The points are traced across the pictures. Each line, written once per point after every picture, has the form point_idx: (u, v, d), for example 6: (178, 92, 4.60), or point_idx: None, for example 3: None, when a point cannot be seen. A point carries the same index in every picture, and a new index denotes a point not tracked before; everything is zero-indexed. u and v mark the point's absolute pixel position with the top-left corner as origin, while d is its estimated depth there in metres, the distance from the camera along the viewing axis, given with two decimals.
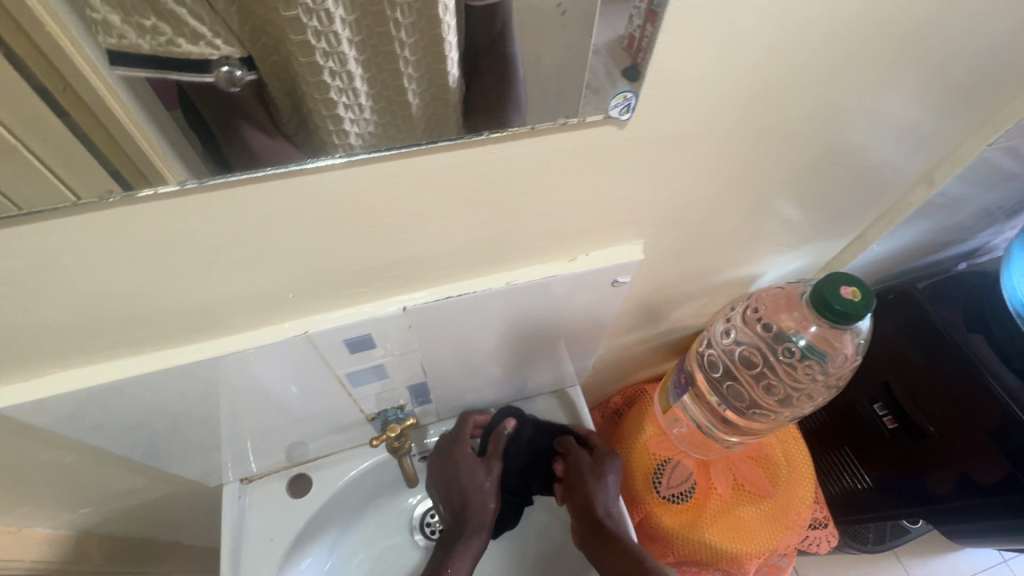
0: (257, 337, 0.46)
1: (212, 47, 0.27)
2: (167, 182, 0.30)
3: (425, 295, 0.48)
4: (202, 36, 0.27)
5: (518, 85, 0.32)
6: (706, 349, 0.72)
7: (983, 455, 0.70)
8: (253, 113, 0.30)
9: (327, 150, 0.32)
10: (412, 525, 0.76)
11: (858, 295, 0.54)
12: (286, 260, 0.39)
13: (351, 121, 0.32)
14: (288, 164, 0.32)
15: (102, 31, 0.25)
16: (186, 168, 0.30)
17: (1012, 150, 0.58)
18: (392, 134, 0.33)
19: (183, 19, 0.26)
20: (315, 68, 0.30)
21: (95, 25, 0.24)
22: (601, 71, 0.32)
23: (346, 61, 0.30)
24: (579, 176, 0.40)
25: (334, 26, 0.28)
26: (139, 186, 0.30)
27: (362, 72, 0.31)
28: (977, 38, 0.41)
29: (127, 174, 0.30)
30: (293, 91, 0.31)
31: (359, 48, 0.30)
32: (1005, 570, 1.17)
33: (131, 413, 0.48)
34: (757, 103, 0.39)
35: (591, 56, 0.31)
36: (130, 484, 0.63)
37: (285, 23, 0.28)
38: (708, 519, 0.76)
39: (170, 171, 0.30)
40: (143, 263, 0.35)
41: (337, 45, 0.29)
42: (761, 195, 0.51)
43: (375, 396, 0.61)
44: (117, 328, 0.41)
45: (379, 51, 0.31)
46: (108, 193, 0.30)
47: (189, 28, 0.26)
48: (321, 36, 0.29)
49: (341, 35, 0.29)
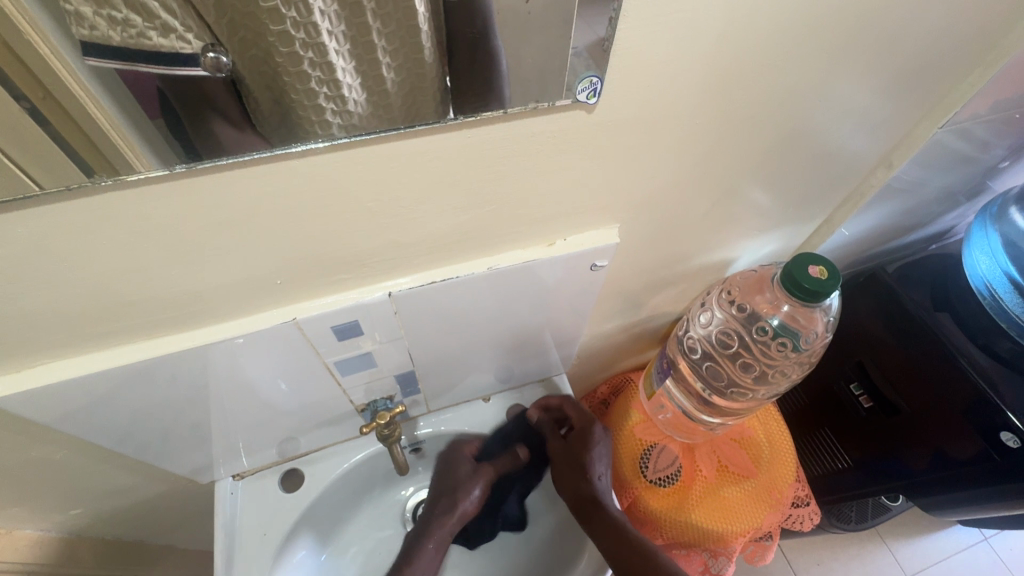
0: (246, 326, 0.47)
1: (182, 41, 0.28)
2: (136, 172, 0.31)
3: (409, 281, 0.49)
4: (174, 30, 0.28)
5: (502, 78, 0.34)
6: (687, 334, 0.74)
7: (958, 431, 0.72)
8: (221, 106, 0.31)
9: (303, 134, 0.33)
10: (404, 518, 0.77)
11: (826, 274, 0.56)
12: (272, 246, 0.41)
13: (333, 112, 0.33)
14: (273, 148, 0.33)
15: (73, 23, 0.25)
16: (155, 157, 0.31)
17: (964, 133, 0.61)
18: (371, 123, 0.34)
19: (154, 11, 0.27)
20: (295, 58, 0.31)
21: (67, 16, 0.25)
22: (572, 73, 0.35)
23: (326, 52, 0.31)
24: (553, 161, 0.42)
25: (312, 17, 0.30)
26: (104, 174, 0.31)
27: (344, 63, 0.32)
28: (918, 27, 0.44)
29: (95, 165, 0.30)
30: (274, 83, 0.32)
31: (341, 39, 0.31)
32: (985, 547, 1.21)
33: (116, 407, 0.49)
34: (716, 88, 0.41)
35: (571, 58, 0.34)
36: (118, 483, 0.63)
37: (264, 14, 0.29)
38: (694, 500, 0.78)
39: (141, 161, 0.31)
40: (134, 248, 0.37)
41: (316, 35, 0.30)
42: (730, 179, 0.53)
43: (364, 386, 0.62)
44: (106, 317, 0.41)
45: (360, 42, 0.32)
46: (75, 183, 0.31)
47: (161, 21, 0.27)
48: (300, 27, 0.30)
49: (320, 26, 0.30)
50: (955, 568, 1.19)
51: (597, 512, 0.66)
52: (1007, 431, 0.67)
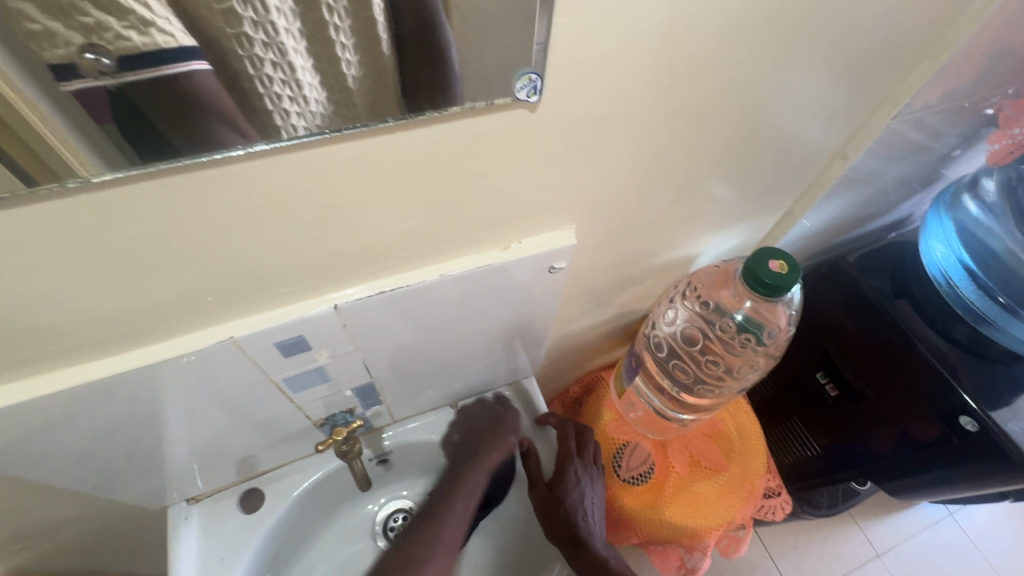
0: (181, 346, 0.44)
1: (165, 34, 0.26)
2: (78, 176, 0.28)
3: (357, 292, 0.47)
4: (150, 23, 0.26)
5: (456, 82, 0.33)
6: (653, 331, 0.73)
7: (918, 414, 0.73)
8: (210, 107, 0.29)
9: (269, 134, 0.31)
10: (374, 531, 0.76)
11: (786, 268, 0.56)
12: (202, 261, 0.38)
13: (296, 114, 0.32)
14: (195, 155, 0.30)
15: (47, 45, 0.24)
16: (100, 159, 0.28)
17: (918, 122, 0.62)
18: (337, 125, 0.32)
19: (128, 7, 0.25)
20: (255, 60, 0.30)
21: (38, 38, 0.24)
22: (509, 71, 0.33)
23: (287, 52, 0.30)
24: (501, 163, 0.40)
25: (270, 16, 0.29)
26: (46, 182, 0.28)
27: (304, 62, 0.31)
28: (867, 17, 0.44)
29: (32, 170, 0.27)
30: (236, 86, 0.30)
31: (299, 36, 0.30)
32: (950, 522, 1.25)
33: (44, 440, 0.45)
34: (666, 84, 0.40)
35: (535, 54, 0.32)
36: (61, 516, 0.59)
37: (220, 17, 0.28)
38: (667, 497, 0.78)
39: (84, 164, 0.28)
40: (42, 272, 0.33)
41: (275, 35, 0.29)
42: (688, 174, 0.52)
43: (321, 401, 0.60)
44: (21, 345, 0.37)
45: (318, 39, 0.31)
46: (11, 191, 0.27)
47: (135, 16, 0.25)
48: (259, 27, 0.29)
49: (278, 25, 0.29)
50: (923, 544, 1.22)
51: (583, 554, 0.65)
52: (966, 416, 0.68)
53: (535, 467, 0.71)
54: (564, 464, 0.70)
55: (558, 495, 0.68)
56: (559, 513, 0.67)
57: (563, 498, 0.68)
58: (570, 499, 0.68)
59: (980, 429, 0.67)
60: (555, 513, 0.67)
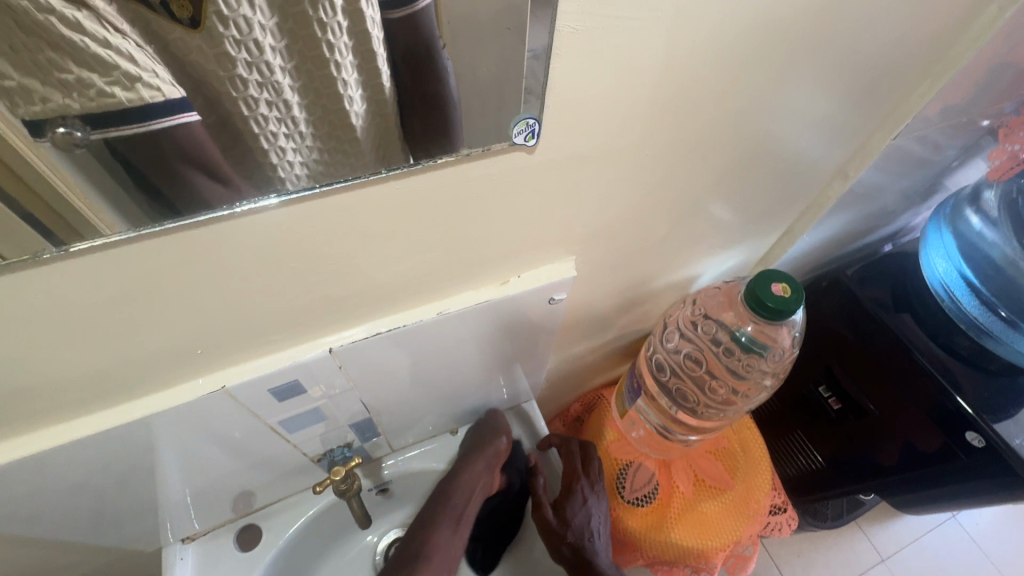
0: (171, 398, 0.42)
1: (151, 88, 0.26)
2: (102, 235, 0.28)
3: (352, 334, 0.46)
4: (137, 78, 0.26)
5: (453, 109, 0.32)
6: (653, 353, 0.73)
7: (921, 426, 0.73)
8: (200, 159, 0.29)
9: (266, 182, 0.31)
10: (376, 562, 0.74)
11: (789, 291, 0.55)
12: (191, 316, 0.36)
13: (293, 150, 0.32)
14: (194, 215, 0.29)
15: (21, 100, 0.23)
16: (121, 217, 0.28)
17: (918, 138, 0.61)
18: (337, 160, 0.33)
19: (113, 63, 0.25)
20: (249, 101, 0.30)
21: (13, 94, 0.23)
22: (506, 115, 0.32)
23: (282, 90, 0.31)
24: (499, 202, 0.39)
25: (264, 55, 0.29)
26: (70, 242, 0.27)
27: (299, 99, 0.32)
28: (867, 43, 0.43)
29: (54, 228, 0.26)
30: (225, 129, 0.30)
31: (294, 75, 0.31)
32: (954, 525, 1.25)
33: (33, 494, 0.43)
34: (666, 118, 0.39)
35: (529, 61, 0.30)
36: (50, 565, 0.57)
37: (213, 62, 0.28)
38: (673, 518, 0.76)
39: (104, 221, 0.27)
40: (19, 340, 0.31)
41: (270, 74, 0.30)
42: (689, 200, 0.51)
43: (319, 437, 0.58)
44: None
45: (315, 76, 0.31)
46: (35, 252, 0.27)
47: (120, 71, 0.25)
48: (253, 67, 0.29)
49: (273, 64, 0.30)
50: (928, 548, 1.22)
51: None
52: (972, 431, 0.67)
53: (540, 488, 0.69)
54: (571, 488, 0.69)
55: (564, 517, 0.66)
56: (564, 533, 0.65)
57: (570, 519, 0.66)
58: (575, 519, 0.66)
59: (987, 445, 0.66)
60: (558, 530, 0.65)
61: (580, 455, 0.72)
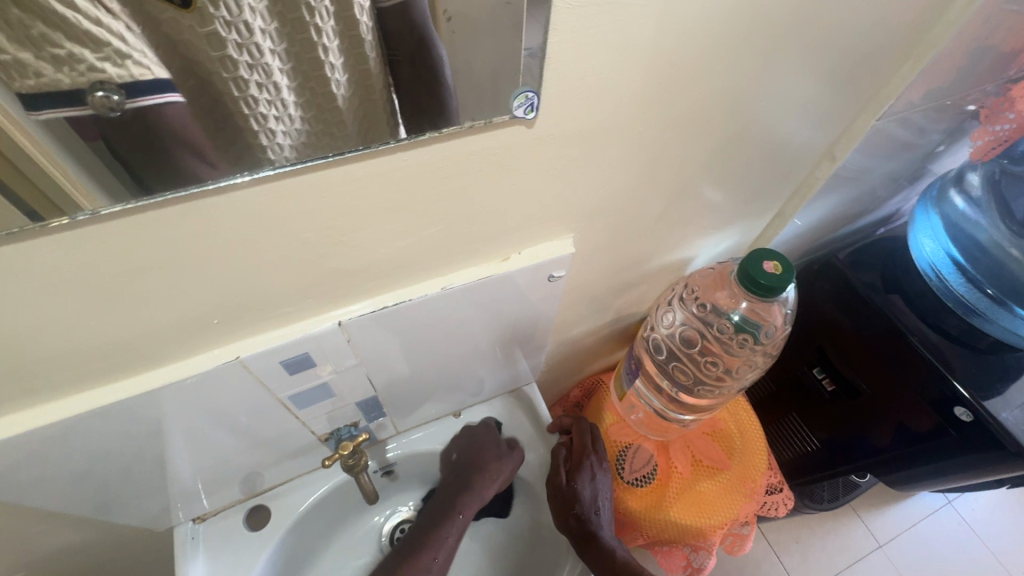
0: (185, 369, 0.44)
1: (141, 66, 0.27)
2: (83, 211, 0.28)
3: (360, 308, 0.48)
4: (127, 55, 0.26)
5: (450, 90, 0.33)
6: (651, 333, 0.75)
7: (913, 405, 0.75)
8: (179, 137, 0.29)
9: (252, 163, 0.32)
10: (382, 543, 0.76)
11: (780, 268, 0.57)
12: (203, 287, 0.38)
13: (282, 132, 0.33)
14: (186, 187, 0.30)
15: (17, 74, 0.24)
16: (103, 193, 0.28)
17: (903, 121, 0.63)
18: (323, 141, 0.34)
19: (105, 40, 0.26)
20: (240, 82, 0.31)
21: (8, 68, 0.24)
22: (506, 90, 0.34)
23: (271, 72, 0.31)
24: (498, 178, 0.41)
25: (254, 37, 0.30)
26: (50, 218, 0.28)
27: (289, 82, 0.33)
28: (848, 26, 0.45)
29: (35, 204, 0.27)
30: (216, 110, 0.31)
31: (284, 57, 0.32)
32: (950, 510, 1.27)
33: (50, 466, 0.45)
34: (658, 98, 0.41)
35: (525, 59, 0.32)
36: (65, 540, 0.59)
37: (204, 42, 0.29)
38: (672, 498, 0.78)
39: (87, 198, 0.28)
40: (44, 305, 0.33)
41: (259, 56, 0.31)
42: (681, 181, 0.53)
43: (326, 416, 0.60)
44: (14, 379, 0.37)
45: (304, 59, 0.32)
46: (18, 227, 0.27)
47: (112, 48, 0.26)
48: (243, 49, 0.30)
49: (263, 46, 0.31)
50: (924, 534, 1.23)
51: (593, 549, 0.65)
52: (959, 405, 0.69)
53: (562, 459, 0.70)
54: (581, 463, 0.70)
55: (574, 488, 0.68)
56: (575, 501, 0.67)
57: (576, 495, 0.67)
58: (589, 488, 0.69)
59: (975, 419, 0.68)
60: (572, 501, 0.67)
61: (589, 434, 0.73)
